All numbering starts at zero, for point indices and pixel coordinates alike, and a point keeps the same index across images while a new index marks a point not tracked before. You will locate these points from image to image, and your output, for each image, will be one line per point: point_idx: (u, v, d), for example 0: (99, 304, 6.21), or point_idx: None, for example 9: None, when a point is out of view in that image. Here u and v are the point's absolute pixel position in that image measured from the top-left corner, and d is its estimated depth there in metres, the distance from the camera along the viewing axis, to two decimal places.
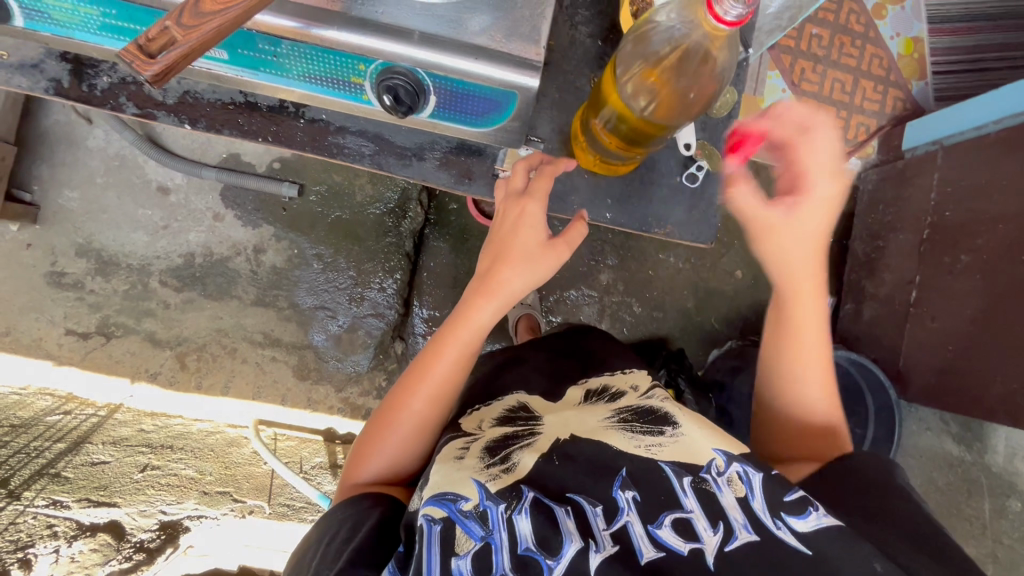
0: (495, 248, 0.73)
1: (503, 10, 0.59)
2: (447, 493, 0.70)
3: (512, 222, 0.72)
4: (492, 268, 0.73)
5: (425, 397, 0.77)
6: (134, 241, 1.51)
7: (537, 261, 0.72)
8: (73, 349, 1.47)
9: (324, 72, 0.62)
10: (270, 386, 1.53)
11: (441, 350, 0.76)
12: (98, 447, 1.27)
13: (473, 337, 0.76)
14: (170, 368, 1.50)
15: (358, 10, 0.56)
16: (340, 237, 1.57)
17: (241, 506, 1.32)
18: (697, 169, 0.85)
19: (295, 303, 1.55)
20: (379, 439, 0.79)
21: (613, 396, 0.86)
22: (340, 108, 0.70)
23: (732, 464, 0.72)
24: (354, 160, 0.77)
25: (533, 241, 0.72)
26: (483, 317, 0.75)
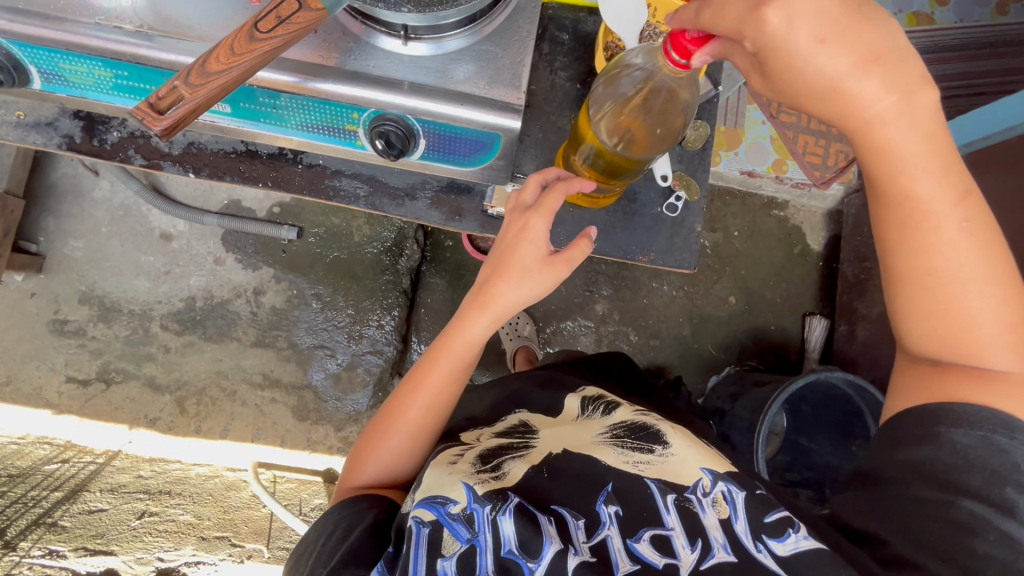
0: (496, 261, 0.70)
1: (485, 60, 0.64)
2: (437, 496, 0.70)
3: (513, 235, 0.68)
4: (489, 280, 0.70)
5: (421, 405, 0.77)
6: (136, 287, 1.54)
7: (533, 277, 0.68)
8: (73, 398, 1.48)
9: (322, 121, 0.66)
10: (269, 428, 1.53)
11: (436, 363, 0.76)
12: (96, 496, 1.24)
13: (469, 351, 0.75)
14: (170, 413, 1.51)
15: (351, 64, 0.61)
16: (338, 277, 1.60)
17: (240, 551, 1.25)
18: (675, 200, 0.85)
19: (294, 343, 1.57)
20: (378, 445, 0.79)
21: (608, 407, 0.87)
22: (338, 152, 0.74)
23: (717, 484, 0.73)
24: (349, 202, 0.81)
25: (532, 256, 0.67)
26: (474, 332, 0.73)
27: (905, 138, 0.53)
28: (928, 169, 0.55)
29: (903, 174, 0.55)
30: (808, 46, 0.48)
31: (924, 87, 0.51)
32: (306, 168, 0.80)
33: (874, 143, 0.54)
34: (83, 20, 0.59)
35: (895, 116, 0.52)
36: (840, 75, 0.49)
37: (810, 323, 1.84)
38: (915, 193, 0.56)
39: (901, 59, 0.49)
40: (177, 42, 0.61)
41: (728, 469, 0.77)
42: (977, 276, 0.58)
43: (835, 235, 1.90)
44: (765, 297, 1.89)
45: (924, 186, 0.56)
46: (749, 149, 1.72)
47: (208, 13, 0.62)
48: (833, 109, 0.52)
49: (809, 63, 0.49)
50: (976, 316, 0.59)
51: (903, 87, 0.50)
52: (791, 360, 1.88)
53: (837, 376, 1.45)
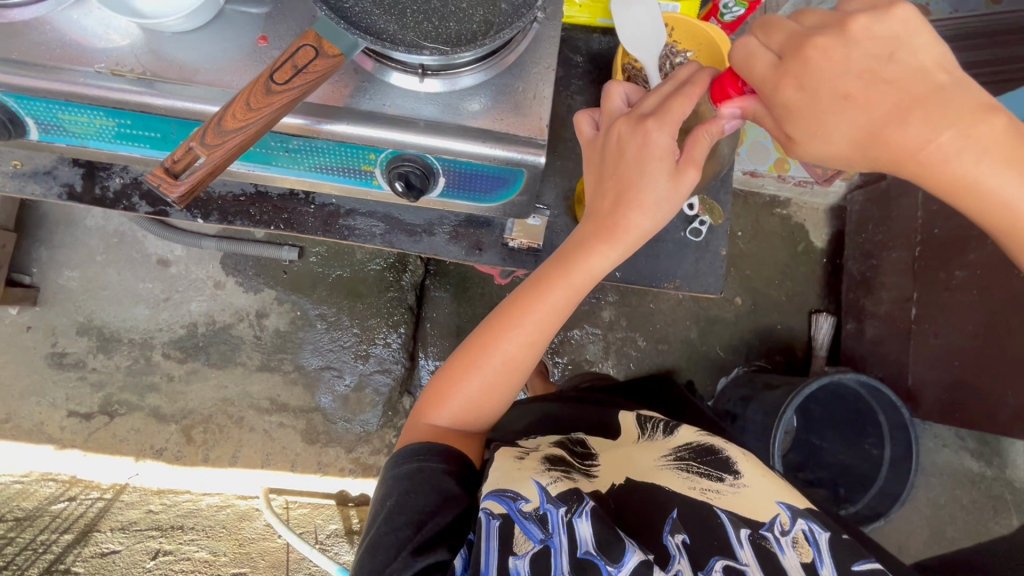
0: (616, 180, 0.60)
1: (504, 94, 0.62)
2: (508, 490, 0.68)
3: (630, 150, 0.58)
4: (617, 207, 0.60)
5: (520, 343, 0.70)
6: (135, 316, 1.50)
7: (669, 199, 0.59)
8: (76, 432, 1.45)
9: (336, 162, 0.64)
10: (279, 453, 1.50)
11: (546, 295, 0.67)
12: (107, 536, 1.21)
13: (585, 284, 0.66)
14: (177, 442, 1.48)
15: (365, 103, 0.59)
16: (341, 296, 1.58)
17: None
18: (699, 224, 0.82)
19: (301, 365, 1.54)
20: (468, 376, 0.73)
21: (669, 428, 0.84)
22: (352, 192, 0.71)
23: (797, 521, 0.70)
24: (365, 241, 0.78)
25: (661, 175, 0.58)
26: (598, 266, 0.64)
27: (973, 162, 0.50)
28: (1004, 176, 0.50)
29: (980, 191, 0.51)
30: (831, 102, 0.49)
31: (986, 114, 0.49)
32: (319, 208, 0.78)
33: (948, 181, 0.51)
34: (81, 68, 0.56)
35: (959, 150, 0.49)
36: (876, 123, 0.49)
37: (817, 321, 1.84)
38: (1013, 211, 0.51)
39: (940, 96, 0.48)
40: (182, 88, 0.58)
41: (806, 505, 0.74)
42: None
43: (838, 231, 1.90)
44: (771, 297, 1.88)
45: (1008, 191, 0.50)
46: (750, 150, 1.71)
47: (214, 56, 0.59)
48: (885, 158, 0.51)
49: (834, 117, 0.50)
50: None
51: (962, 120, 0.49)
52: (799, 359, 1.88)
53: (849, 376, 1.44)
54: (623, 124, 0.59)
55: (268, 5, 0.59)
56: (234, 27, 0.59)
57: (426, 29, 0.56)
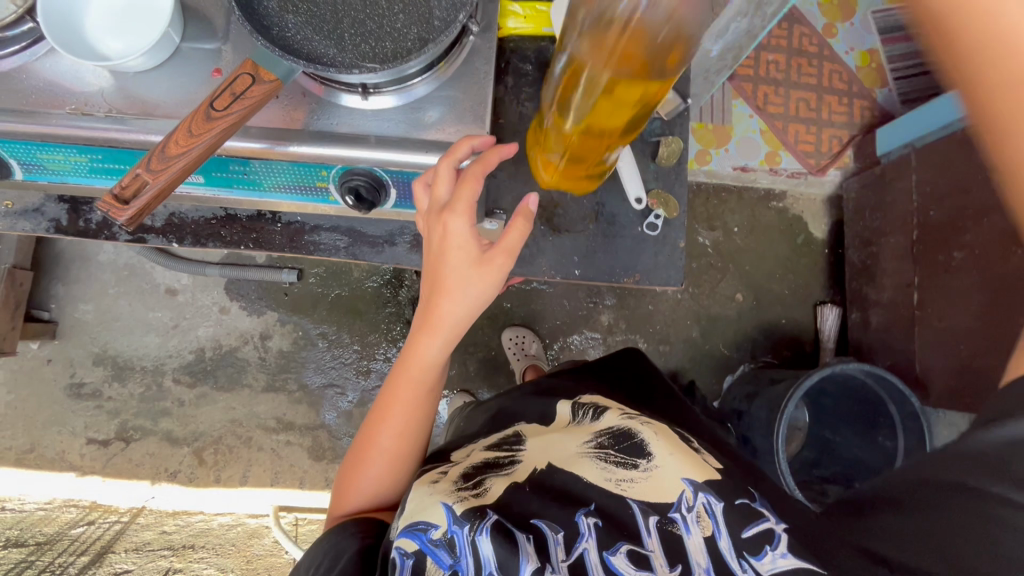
0: (429, 276, 0.64)
1: (448, 106, 0.65)
2: (418, 523, 0.66)
3: (436, 242, 0.62)
4: (430, 301, 0.64)
5: (394, 431, 0.73)
6: (146, 344, 1.57)
7: (476, 284, 0.61)
8: (95, 458, 1.51)
9: (293, 181, 0.67)
10: (288, 471, 1.54)
11: (394, 393, 0.71)
12: (121, 557, 1.25)
13: (424, 371, 0.69)
14: (189, 464, 1.53)
15: (315, 123, 0.62)
16: (341, 314, 1.62)
17: None
18: (654, 218, 0.81)
19: (304, 384, 1.59)
20: (356, 470, 0.75)
21: (597, 411, 0.85)
22: (311, 210, 0.75)
23: (698, 495, 0.70)
24: (330, 255, 0.82)
25: (463, 262, 0.61)
26: (432, 355, 0.68)
27: None
28: None
29: None
30: None
31: None
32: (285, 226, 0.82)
33: None
34: (55, 110, 0.61)
35: None
36: None
37: (822, 313, 1.81)
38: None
39: None
40: (146, 122, 0.62)
41: (708, 475, 0.74)
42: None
43: (837, 221, 1.88)
44: (772, 291, 1.86)
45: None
46: (738, 145, 1.77)
47: (174, 91, 0.63)
48: None
49: None
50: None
51: None
52: (805, 352, 1.85)
53: (853, 367, 1.41)
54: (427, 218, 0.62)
55: (221, 39, 0.63)
56: (191, 61, 0.64)
57: (364, 50, 0.59)
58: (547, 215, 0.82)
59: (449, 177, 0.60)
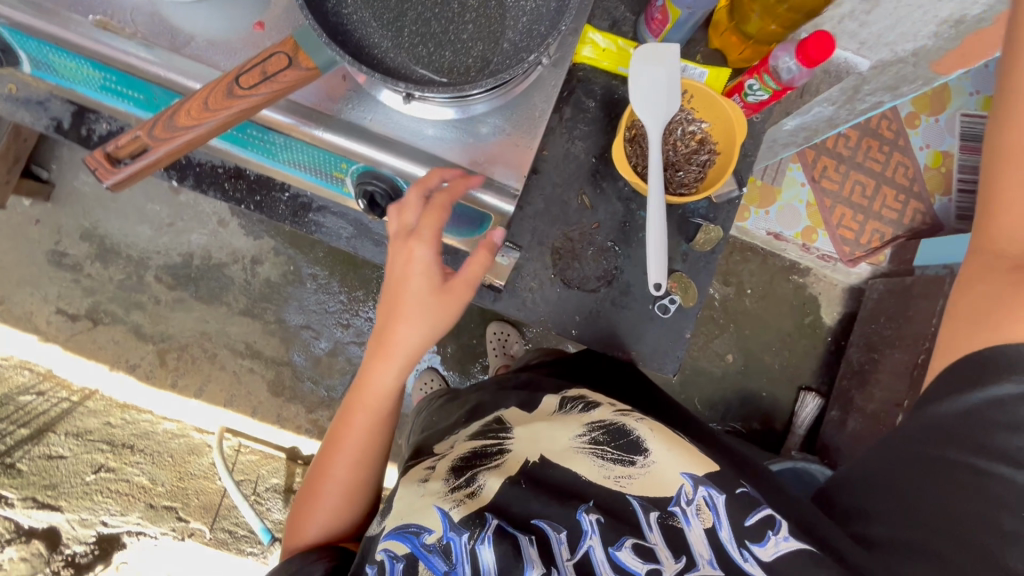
0: (389, 302, 0.65)
1: (494, 137, 0.60)
2: (411, 525, 0.62)
3: (398, 268, 0.63)
4: (385, 327, 0.65)
5: (348, 460, 0.72)
6: (137, 233, 1.54)
7: (435, 313, 0.63)
8: (60, 329, 1.50)
9: (311, 162, 0.63)
10: (243, 397, 1.54)
11: (350, 419, 0.71)
12: (58, 439, 1.47)
13: (382, 398, 0.70)
14: (150, 362, 1.52)
15: (347, 112, 0.57)
16: (336, 261, 1.59)
17: (183, 526, 1.46)
18: (669, 301, 0.78)
19: (282, 319, 1.57)
20: (308, 504, 0.73)
21: (587, 403, 0.76)
22: (321, 192, 0.70)
23: (699, 489, 0.65)
24: (330, 239, 0.80)
25: (426, 290, 0.63)
26: (386, 382, 0.69)
27: None
28: None
29: None
30: None
31: None
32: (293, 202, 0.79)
33: None
34: (76, 16, 0.55)
35: None
36: None
37: (803, 398, 1.79)
38: None
39: None
40: (168, 58, 0.57)
41: (705, 466, 0.68)
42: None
43: (850, 314, 1.84)
44: (763, 362, 1.84)
45: None
46: (781, 211, 1.72)
47: (207, 33, 0.57)
48: None
49: None
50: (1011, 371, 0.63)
51: None
52: (775, 430, 1.85)
53: (816, 469, 1.43)
54: (394, 237, 0.62)
55: None
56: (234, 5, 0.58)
57: (418, 53, 0.54)
58: (562, 263, 0.78)
59: (416, 204, 0.59)
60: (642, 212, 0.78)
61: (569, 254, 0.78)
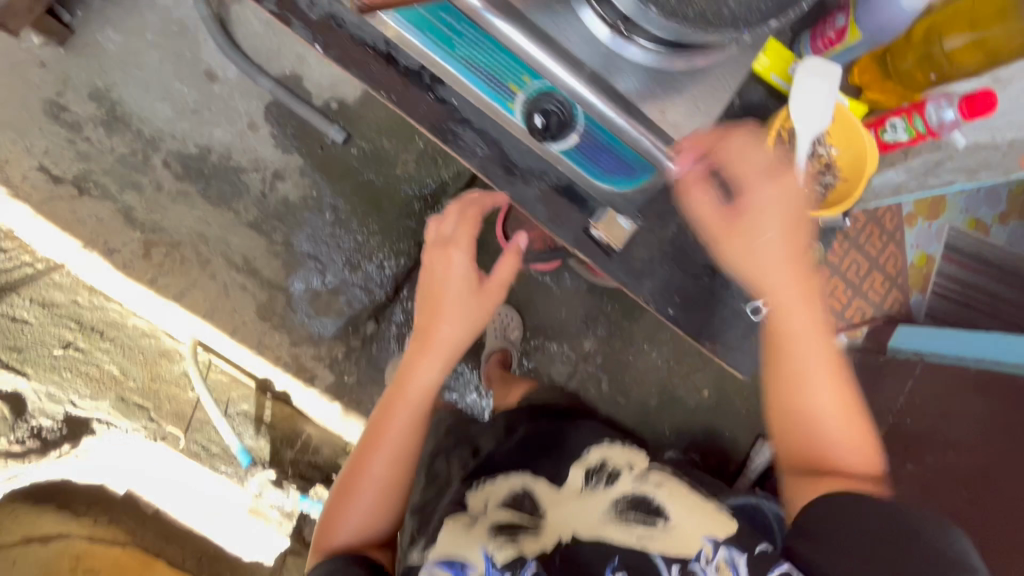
0: (429, 309, 0.93)
1: (669, 89, 0.68)
2: (456, 560, 0.83)
3: (442, 272, 0.93)
4: (429, 328, 0.92)
5: (386, 459, 0.89)
6: (156, 111, 1.40)
7: (467, 314, 0.93)
8: (37, 188, 1.34)
9: (497, 71, 0.72)
10: (226, 312, 1.42)
11: (393, 415, 0.89)
12: (24, 303, 1.38)
13: (419, 397, 0.91)
14: (132, 251, 1.38)
15: (551, 29, 0.65)
16: (362, 200, 1.52)
17: (156, 427, 1.42)
18: (758, 306, 0.83)
19: (291, 243, 1.48)
20: (348, 501, 0.88)
21: (608, 478, 0.92)
22: (475, 99, 0.78)
23: (719, 550, 0.81)
24: (465, 155, 0.81)
25: (462, 296, 0.93)
26: (427, 378, 0.91)
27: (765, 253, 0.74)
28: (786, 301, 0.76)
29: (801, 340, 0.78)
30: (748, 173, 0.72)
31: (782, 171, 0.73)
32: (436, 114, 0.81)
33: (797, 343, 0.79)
34: None
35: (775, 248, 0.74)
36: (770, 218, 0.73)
37: (758, 447, 1.90)
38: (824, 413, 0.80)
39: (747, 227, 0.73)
40: None
41: (731, 532, 0.84)
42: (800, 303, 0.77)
43: None
44: (733, 404, 1.93)
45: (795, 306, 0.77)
46: None
47: None
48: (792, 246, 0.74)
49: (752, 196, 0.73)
50: (823, 416, 0.80)
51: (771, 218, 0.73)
52: (727, 471, 1.93)
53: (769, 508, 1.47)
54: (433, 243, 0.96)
55: None
56: None
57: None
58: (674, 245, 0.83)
59: (451, 225, 0.97)
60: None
61: (680, 240, 0.83)
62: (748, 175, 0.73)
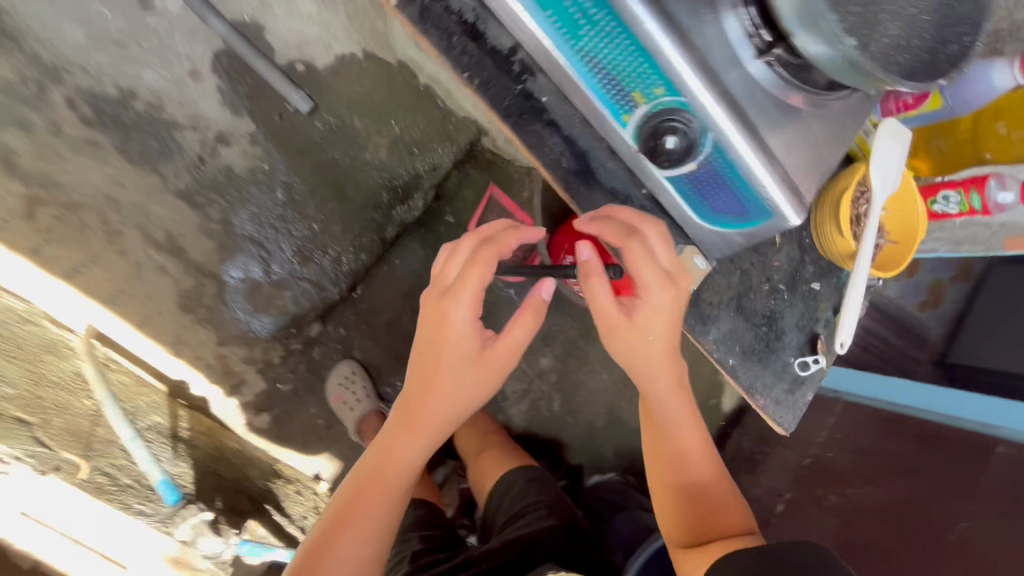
0: (419, 373, 0.67)
1: (801, 132, 0.54)
2: None
3: (440, 339, 0.64)
4: (417, 399, 0.67)
5: (354, 556, 0.69)
6: (61, 35, 1.03)
7: (475, 382, 0.67)
8: None
9: (618, 71, 0.55)
10: (136, 297, 1.16)
11: (364, 502, 0.70)
12: None
13: (396, 478, 0.70)
14: (10, 209, 1.02)
15: (694, 33, 0.49)
16: (322, 182, 1.30)
17: (49, 456, 1.05)
18: (811, 361, 0.73)
19: (229, 222, 1.24)
20: None
21: None
22: (590, 103, 0.62)
23: None
24: (550, 162, 0.67)
25: (470, 359, 0.66)
26: (409, 456, 0.70)
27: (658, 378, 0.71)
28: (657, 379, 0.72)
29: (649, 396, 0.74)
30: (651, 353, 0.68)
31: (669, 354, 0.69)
32: (523, 99, 0.66)
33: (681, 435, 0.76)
34: None
35: (654, 340, 0.68)
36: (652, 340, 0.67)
37: None
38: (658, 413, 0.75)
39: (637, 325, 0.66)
40: None
41: None
42: (658, 377, 0.71)
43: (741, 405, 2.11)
44: None
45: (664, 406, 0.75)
46: None
47: None
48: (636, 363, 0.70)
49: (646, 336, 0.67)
50: (695, 476, 0.77)
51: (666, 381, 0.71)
52: None
53: None
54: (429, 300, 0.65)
55: None
56: None
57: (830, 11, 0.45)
58: None
59: (458, 261, 0.64)
60: (811, 268, 0.74)
61: (747, 283, 0.72)
62: (644, 278, 0.63)
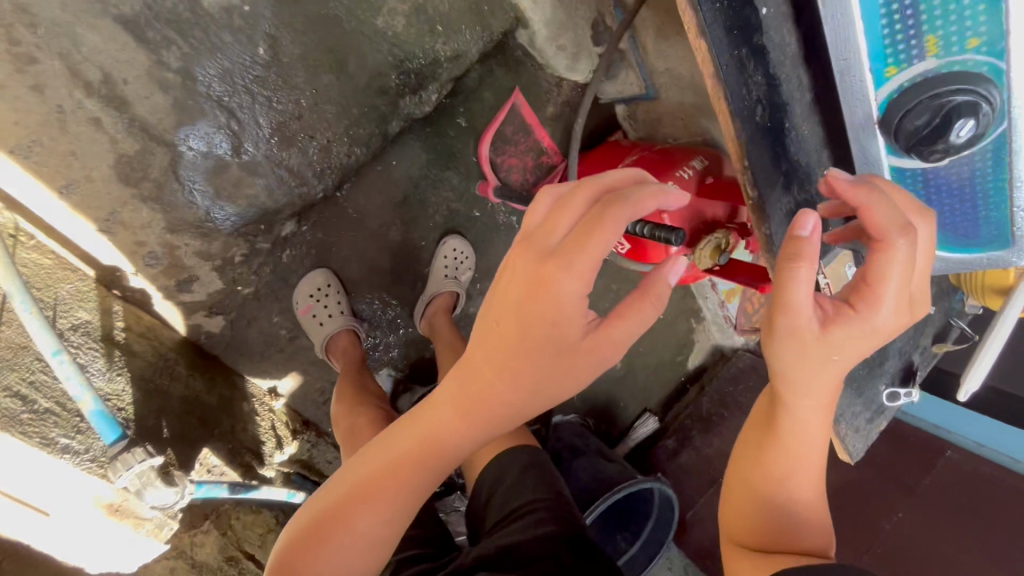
0: (492, 343, 0.58)
1: None
2: None
3: (530, 305, 0.55)
4: (483, 375, 0.59)
5: (374, 524, 0.61)
6: None
7: (556, 369, 0.58)
8: None
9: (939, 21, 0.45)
10: (57, 151, 0.91)
11: (399, 470, 0.62)
12: None
13: (440, 455, 0.62)
14: None
15: None
16: (318, 45, 1.00)
17: None
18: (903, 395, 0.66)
19: (190, 73, 0.94)
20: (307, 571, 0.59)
21: None
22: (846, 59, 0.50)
23: None
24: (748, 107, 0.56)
25: (559, 344, 0.57)
26: (460, 437, 0.61)
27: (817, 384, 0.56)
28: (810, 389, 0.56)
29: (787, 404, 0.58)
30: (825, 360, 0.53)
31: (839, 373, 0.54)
32: (729, 14, 0.53)
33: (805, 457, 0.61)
34: None
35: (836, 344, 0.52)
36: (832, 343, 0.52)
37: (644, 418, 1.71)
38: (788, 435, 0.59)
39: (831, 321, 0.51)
40: None
41: None
42: (815, 392, 0.56)
43: None
44: None
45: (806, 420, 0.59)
46: None
47: None
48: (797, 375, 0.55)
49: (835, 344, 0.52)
50: (801, 509, 0.62)
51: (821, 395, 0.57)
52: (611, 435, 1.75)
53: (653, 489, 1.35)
54: (525, 261, 0.55)
55: None
56: None
57: None
58: None
59: (572, 220, 0.54)
60: None
61: None
62: (882, 292, 0.50)
